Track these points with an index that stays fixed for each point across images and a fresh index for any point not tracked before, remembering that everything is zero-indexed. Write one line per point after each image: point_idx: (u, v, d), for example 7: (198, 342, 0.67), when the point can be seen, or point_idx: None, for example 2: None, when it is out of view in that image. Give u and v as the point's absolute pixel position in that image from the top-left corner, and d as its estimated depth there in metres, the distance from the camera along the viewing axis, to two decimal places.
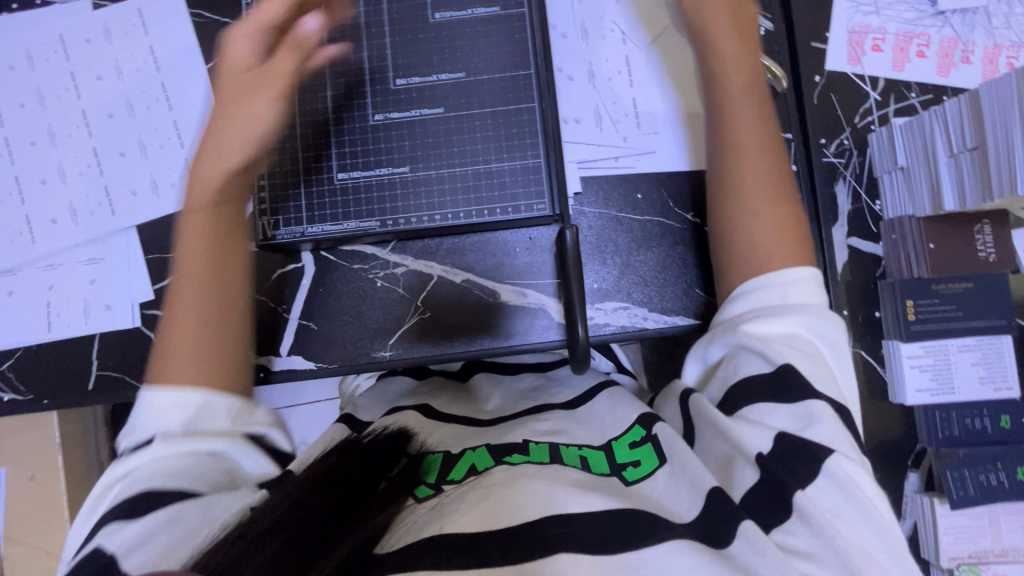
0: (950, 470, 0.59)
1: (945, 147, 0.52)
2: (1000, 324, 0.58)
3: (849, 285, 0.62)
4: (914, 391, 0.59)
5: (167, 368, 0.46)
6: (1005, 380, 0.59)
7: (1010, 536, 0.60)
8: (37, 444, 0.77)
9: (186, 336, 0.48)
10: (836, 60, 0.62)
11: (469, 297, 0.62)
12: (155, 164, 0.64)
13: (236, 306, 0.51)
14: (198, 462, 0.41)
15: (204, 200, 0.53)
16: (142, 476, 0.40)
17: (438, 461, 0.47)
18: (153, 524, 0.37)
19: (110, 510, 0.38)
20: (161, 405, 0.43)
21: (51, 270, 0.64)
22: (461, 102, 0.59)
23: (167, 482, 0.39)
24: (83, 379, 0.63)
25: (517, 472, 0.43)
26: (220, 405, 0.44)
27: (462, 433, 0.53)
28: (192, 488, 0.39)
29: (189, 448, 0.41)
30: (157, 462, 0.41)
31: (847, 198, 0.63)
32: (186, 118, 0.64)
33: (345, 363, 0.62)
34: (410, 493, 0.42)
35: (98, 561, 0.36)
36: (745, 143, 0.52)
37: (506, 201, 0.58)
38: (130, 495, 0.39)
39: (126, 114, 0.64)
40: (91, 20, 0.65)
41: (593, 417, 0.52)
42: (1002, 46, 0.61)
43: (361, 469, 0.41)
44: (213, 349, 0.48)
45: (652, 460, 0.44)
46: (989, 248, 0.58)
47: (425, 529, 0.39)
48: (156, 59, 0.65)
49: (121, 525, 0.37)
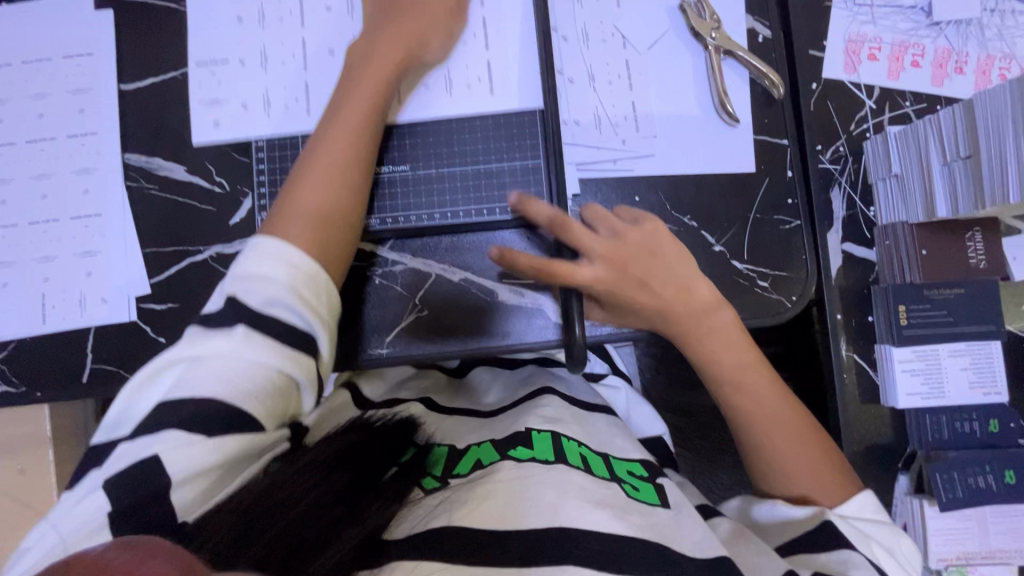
0: (940, 473, 0.59)
1: (939, 155, 0.52)
2: (990, 330, 0.59)
3: (843, 290, 0.63)
4: (905, 395, 0.59)
5: (279, 227, 0.50)
6: (994, 386, 0.60)
7: (998, 538, 0.61)
8: (29, 437, 0.77)
9: (303, 214, 0.51)
10: (832, 69, 0.63)
11: (467, 296, 0.63)
12: (278, 123, 0.62)
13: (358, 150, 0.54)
14: (259, 380, 0.44)
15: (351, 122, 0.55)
16: (207, 378, 0.43)
17: (444, 457, 0.52)
18: (212, 460, 0.41)
19: (176, 413, 0.42)
20: (262, 261, 0.47)
21: (45, 262, 0.63)
22: (462, 95, 0.61)
23: (236, 398, 0.43)
24: (78, 372, 0.62)
25: (525, 472, 0.46)
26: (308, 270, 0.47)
27: (466, 426, 0.58)
28: (254, 409, 0.43)
29: (262, 359, 0.44)
30: (225, 367, 0.43)
31: (842, 204, 0.64)
32: (318, 80, 0.63)
33: (339, 360, 0.62)
34: (417, 484, 0.47)
35: (154, 484, 0.40)
36: (772, 426, 0.53)
37: (505, 202, 0.61)
38: (199, 402, 0.42)
39: (258, 66, 0.63)
40: (93, 18, 0.65)
41: (595, 431, 0.55)
42: (995, 57, 0.62)
43: (369, 458, 0.46)
44: (325, 215, 0.52)
45: (652, 494, 0.49)
46: (980, 255, 0.58)
47: (430, 522, 0.43)
48: (304, 11, 0.63)
49: (182, 437, 0.41)
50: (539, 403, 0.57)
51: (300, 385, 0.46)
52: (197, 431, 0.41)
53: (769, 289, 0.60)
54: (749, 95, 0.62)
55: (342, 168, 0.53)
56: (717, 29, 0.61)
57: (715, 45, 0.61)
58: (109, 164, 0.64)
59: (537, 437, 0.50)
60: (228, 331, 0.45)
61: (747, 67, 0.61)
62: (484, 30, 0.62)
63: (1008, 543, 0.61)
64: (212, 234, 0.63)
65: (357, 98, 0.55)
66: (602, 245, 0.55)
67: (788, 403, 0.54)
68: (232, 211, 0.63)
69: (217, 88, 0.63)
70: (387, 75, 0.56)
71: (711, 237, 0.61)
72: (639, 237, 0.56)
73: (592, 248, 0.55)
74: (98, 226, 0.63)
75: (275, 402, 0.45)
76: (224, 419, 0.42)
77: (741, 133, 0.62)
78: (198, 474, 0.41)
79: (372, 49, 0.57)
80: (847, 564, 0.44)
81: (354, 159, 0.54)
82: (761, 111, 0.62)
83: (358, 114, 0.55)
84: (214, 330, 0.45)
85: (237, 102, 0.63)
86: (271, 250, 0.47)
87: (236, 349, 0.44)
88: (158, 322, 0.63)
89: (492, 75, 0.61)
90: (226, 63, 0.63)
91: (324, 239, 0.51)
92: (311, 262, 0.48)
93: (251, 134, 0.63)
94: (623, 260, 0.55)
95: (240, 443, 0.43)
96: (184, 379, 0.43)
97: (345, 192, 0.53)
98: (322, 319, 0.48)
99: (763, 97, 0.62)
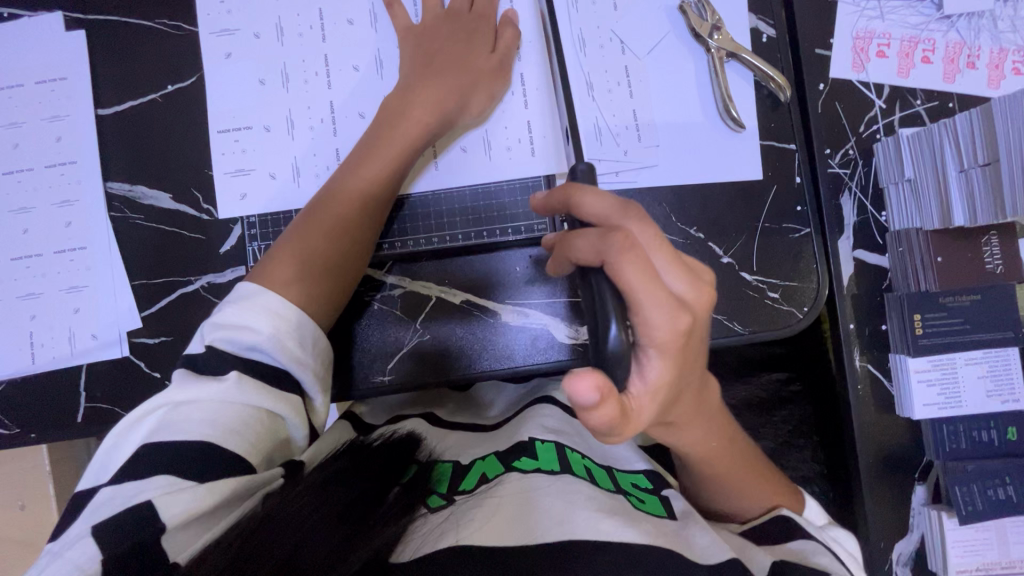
0: (959, 485, 0.59)
1: (955, 161, 0.51)
2: (1007, 337, 0.58)
3: (854, 298, 0.62)
4: (921, 405, 0.59)
5: (268, 274, 0.50)
6: (1012, 393, 0.59)
7: (1017, 547, 0.60)
8: (30, 472, 0.76)
9: (294, 259, 0.51)
10: (840, 67, 0.60)
11: (469, 317, 0.61)
12: (307, 192, 0.59)
13: (363, 207, 0.54)
14: (251, 421, 0.43)
15: (366, 174, 0.54)
16: (196, 420, 0.41)
17: (448, 472, 0.49)
18: (205, 504, 0.39)
19: (166, 457, 0.40)
20: (259, 307, 0.46)
21: (31, 300, 0.61)
22: (501, 157, 0.59)
23: (227, 439, 0.41)
24: (72, 412, 0.60)
25: (531, 482, 0.45)
26: (308, 333, 0.48)
27: (470, 441, 0.56)
28: (246, 451, 0.42)
29: (253, 400, 0.44)
30: (215, 410, 0.42)
31: (852, 210, 0.62)
32: (349, 146, 0.60)
33: (341, 390, 0.60)
34: (422, 503, 0.43)
35: (142, 532, 0.36)
36: (735, 479, 0.49)
37: (505, 222, 0.59)
38: (189, 444, 0.40)
39: (284, 132, 0.60)
40: (65, 41, 0.62)
41: (597, 445, 0.54)
42: (1009, 50, 0.60)
43: (369, 481, 0.44)
44: (316, 272, 0.51)
45: (658, 506, 0.48)
46: (997, 261, 0.57)
47: (439, 542, 0.39)
48: (330, 72, 0.60)
49: (176, 482, 0.39)
50: (541, 412, 0.56)
51: (291, 423, 0.46)
52: (189, 475, 0.39)
53: (780, 301, 0.59)
54: (754, 99, 0.59)
55: (345, 228, 0.53)
56: (720, 31, 0.59)
57: (717, 47, 0.58)
58: (91, 195, 0.61)
59: (542, 448, 0.50)
60: (218, 376, 0.44)
61: (751, 69, 0.59)
62: (523, 85, 0.60)
63: None
64: (203, 263, 0.61)
65: (375, 161, 0.54)
66: (668, 293, 0.34)
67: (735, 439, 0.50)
68: (222, 238, 0.61)
69: (241, 156, 0.60)
70: (414, 138, 0.55)
71: (718, 248, 0.59)
72: (701, 322, 0.38)
73: (655, 301, 0.34)
74: (85, 259, 0.61)
75: (265, 440, 0.44)
76: (215, 461, 0.40)
77: (747, 139, 0.59)
78: (192, 517, 0.38)
79: (406, 104, 0.55)
80: (811, 553, 0.45)
81: (358, 217, 0.54)
82: (767, 116, 0.59)
83: (370, 177, 0.54)
84: (202, 374, 0.44)
85: (264, 170, 0.60)
86: (261, 299, 0.47)
87: (225, 391, 0.43)
88: (152, 357, 0.61)
89: (532, 136, 0.59)
90: (250, 129, 0.60)
91: (311, 298, 0.50)
92: (304, 318, 0.48)
93: (280, 205, 0.60)
94: (685, 353, 0.36)
95: (233, 484, 0.40)
96: (170, 422, 0.41)
97: (336, 250, 0.53)
98: (310, 365, 0.48)
99: (769, 100, 0.60)
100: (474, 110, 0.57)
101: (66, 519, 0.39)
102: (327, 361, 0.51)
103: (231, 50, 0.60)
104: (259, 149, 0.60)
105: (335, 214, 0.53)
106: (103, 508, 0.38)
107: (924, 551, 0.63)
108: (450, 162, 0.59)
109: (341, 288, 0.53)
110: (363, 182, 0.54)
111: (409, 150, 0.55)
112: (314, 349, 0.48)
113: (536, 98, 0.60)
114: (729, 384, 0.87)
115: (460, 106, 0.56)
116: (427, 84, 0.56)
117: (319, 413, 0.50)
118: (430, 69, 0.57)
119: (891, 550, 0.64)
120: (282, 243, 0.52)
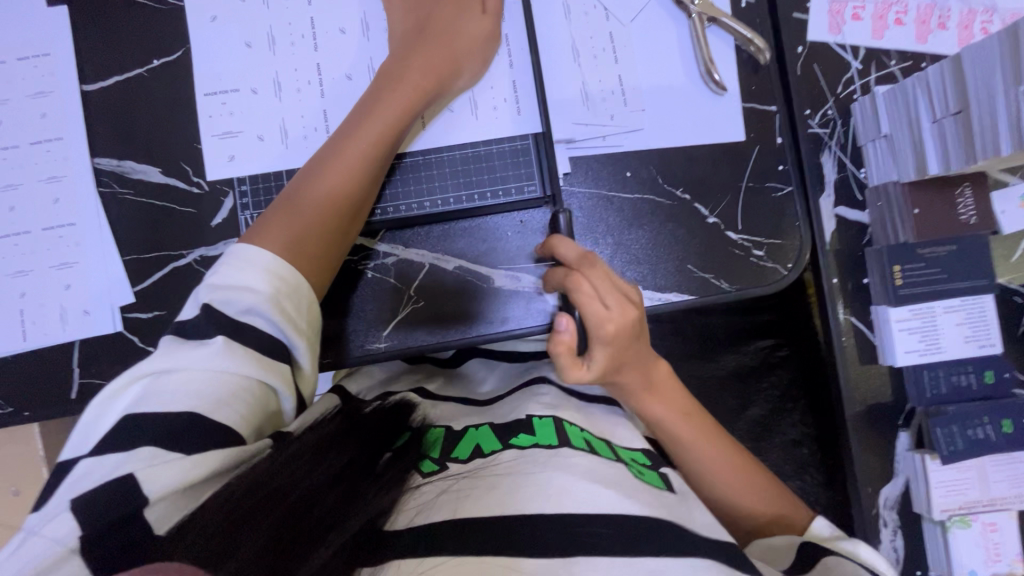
0: (940, 427, 0.62)
1: (928, 112, 0.52)
2: (982, 284, 0.61)
3: (837, 253, 0.65)
4: (903, 352, 0.61)
5: (261, 232, 0.50)
6: (988, 338, 0.61)
7: (997, 485, 0.62)
8: (24, 457, 0.75)
9: (289, 219, 0.51)
10: (817, 31, 0.62)
11: (462, 284, 0.62)
12: (298, 155, 0.60)
13: (360, 171, 0.54)
14: (240, 390, 0.42)
15: (363, 137, 0.54)
16: (181, 391, 0.40)
17: (440, 440, 0.49)
18: (191, 478, 0.38)
19: (152, 429, 0.39)
20: (255, 271, 0.46)
21: (21, 277, 0.60)
22: (488, 116, 0.60)
23: (214, 410, 0.40)
24: (66, 388, 0.60)
25: (527, 458, 0.44)
26: (303, 297, 0.48)
27: (463, 411, 0.56)
28: (236, 422, 0.41)
29: (243, 369, 0.43)
30: (199, 380, 0.41)
31: (833, 168, 0.64)
32: (337, 108, 0.60)
33: (337, 357, 0.60)
34: (415, 470, 0.43)
35: (131, 501, 0.36)
36: (733, 482, 0.52)
37: (496, 184, 0.60)
38: (173, 415, 0.39)
39: (271, 95, 0.60)
40: (47, 19, 0.61)
41: (596, 419, 0.54)
42: (978, 11, 0.62)
43: (362, 445, 0.43)
44: (310, 232, 0.51)
45: (658, 479, 0.47)
46: (970, 211, 0.59)
47: (433, 514, 0.39)
48: (316, 34, 0.60)
49: (160, 454, 0.38)
50: (537, 391, 0.55)
51: (281, 392, 0.45)
52: (175, 447, 0.39)
53: (765, 258, 0.60)
54: (735, 62, 0.61)
55: (342, 191, 0.53)
56: None
57: (698, 12, 0.59)
58: (79, 172, 0.61)
59: (539, 423, 0.49)
60: (205, 341, 0.43)
61: (732, 34, 0.60)
62: (508, 46, 0.61)
63: (1007, 490, 0.62)
64: (194, 236, 0.61)
65: (371, 125, 0.54)
66: (601, 309, 0.45)
67: (723, 444, 0.54)
68: (213, 211, 0.61)
69: (229, 119, 0.60)
70: (412, 100, 0.56)
71: (704, 208, 0.61)
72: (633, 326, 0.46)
73: (593, 316, 0.46)
74: (73, 235, 0.61)
75: (254, 411, 0.43)
76: (202, 432, 0.39)
77: (729, 102, 0.61)
78: (177, 489, 0.37)
79: (404, 69, 0.56)
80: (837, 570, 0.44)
81: (355, 177, 0.54)
82: (747, 78, 0.61)
83: (367, 141, 0.54)
84: (190, 340, 0.43)
85: (251, 133, 0.60)
86: (259, 260, 0.47)
87: (213, 360, 0.42)
88: (145, 331, 0.61)
89: (518, 95, 0.60)
90: (237, 92, 0.60)
91: (306, 257, 0.50)
92: (299, 279, 0.48)
93: (271, 166, 0.60)
94: (622, 345, 0.47)
95: (222, 456, 0.40)
96: (154, 392, 0.41)
97: (334, 213, 0.53)
98: (303, 331, 0.48)
99: (748, 63, 0.61)
100: (468, 74, 0.58)
101: (60, 487, 0.39)
102: (316, 326, 0.50)
103: (216, 13, 0.60)
104: (248, 118, 0.60)
105: (328, 177, 0.53)
106: (95, 478, 0.37)
107: (909, 494, 0.66)
108: (442, 124, 0.60)
109: (334, 253, 0.54)
110: (359, 146, 0.54)
111: (404, 115, 0.56)
112: (303, 319, 0.48)
113: (524, 62, 0.61)
114: (720, 353, 0.89)
115: (454, 71, 0.57)
116: (423, 48, 0.57)
117: (308, 380, 0.49)
118: (418, 34, 0.58)
119: (879, 495, 0.66)
120: (276, 204, 0.52)
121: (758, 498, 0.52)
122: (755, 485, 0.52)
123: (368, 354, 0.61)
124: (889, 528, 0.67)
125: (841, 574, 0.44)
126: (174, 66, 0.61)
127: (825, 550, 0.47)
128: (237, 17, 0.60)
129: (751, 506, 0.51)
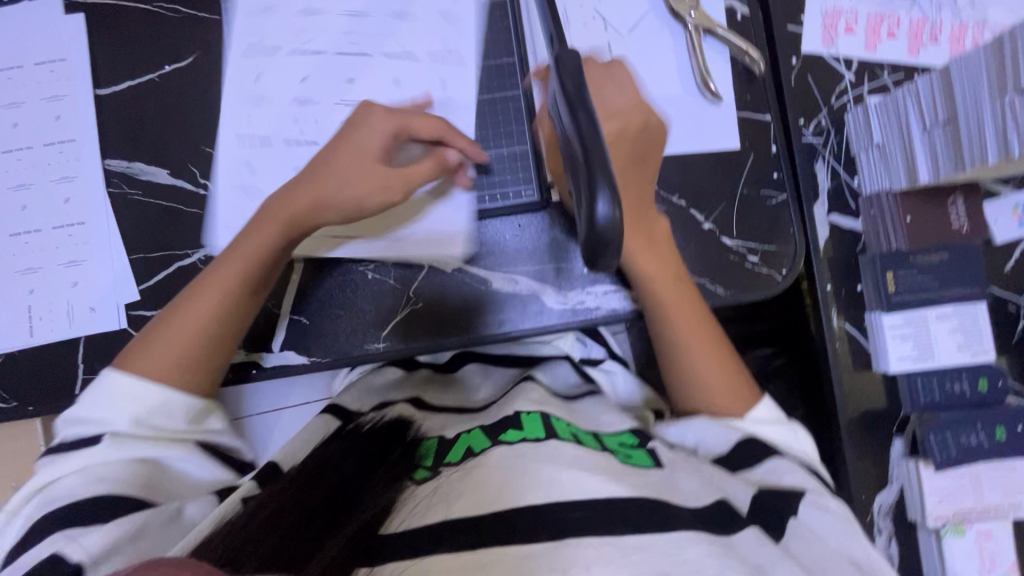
0: (933, 434, 0.62)
1: (918, 121, 0.53)
2: (976, 292, 0.61)
3: (831, 260, 0.65)
4: (896, 359, 0.62)
5: (135, 356, 0.52)
6: (981, 345, 0.62)
7: (992, 493, 0.63)
8: (27, 452, 0.76)
9: (166, 338, 0.53)
10: (811, 43, 0.64)
11: (462, 286, 0.62)
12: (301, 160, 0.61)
13: (239, 284, 0.54)
14: (129, 472, 0.47)
15: (231, 260, 0.55)
16: (86, 481, 0.46)
17: (434, 446, 0.49)
18: (115, 538, 0.42)
19: (68, 512, 0.43)
20: (117, 396, 0.50)
21: (31, 274, 0.62)
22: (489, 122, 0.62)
23: (122, 488, 0.46)
24: (70, 383, 0.61)
25: (517, 451, 0.44)
26: (177, 407, 0.51)
27: (454, 420, 0.56)
28: (137, 493, 0.46)
29: (129, 454, 0.48)
30: (96, 468, 0.47)
31: (827, 176, 0.65)
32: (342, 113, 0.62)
33: (335, 356, 0.61)
34: (408, 476, 0.44)
35: (53, 570, 0.39)
36: (698, 351, 0.55)
37: (493, 188, 0.62)
38: (93, 499, 0.45)
39: (278, 101, 0.62)
40: (64, 26, 0.64)
41: (581, 414, 0.56)
42: (969, 25, 0.63)
43: (351, 465, 0.44)
44: (193, 349, 0.53)
45: (645, 457, 0.47)
46: (963, 219, 0.61)
47: (428, 515, 0.39)
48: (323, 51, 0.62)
49: (78, 531, 0.42)
50: (526, 390, 0.57)
51: (172, 464, 0.50)
52: (96, 522, 0.43)
53: (759, 264, 0.61)
54: (731, 73, 0.62)
55: (214, 312, 0.54)
56: (696, 9, 0.62)
57: (694, 24, 0.61)
58: (90, 172, 0.63)
59: (527, 420, 0.49)
60: (92, 442, 0.48)
61: (726, 45, 0.62)
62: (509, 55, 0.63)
63: (1001, 498, 0.63)
64: (199, 237, 0.62)
65: (241, 250, 0.55)
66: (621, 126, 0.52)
67: (701, 319, 0.56)
68: (218, 212, 0.62)
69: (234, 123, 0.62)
70: (285, 222, 0.56)
71: (699, 214, 0.61)
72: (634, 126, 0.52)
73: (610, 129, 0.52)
74: (83, 234, 0.62)
75: (142, 481, 0.48)
76: (126, 508, 0.45)
77: (725, 111, 0.62)
78: (104, 548, 0.41)
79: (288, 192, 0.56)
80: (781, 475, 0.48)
81: (230, 292, 0.54)
82: (742, 88, 0.62)
83: (233, 265, 0.55)
84: (66, 451, 0.48)
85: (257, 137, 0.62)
86: (121, 386, 0.50)
87: (99, 453, 0.48)
88: None
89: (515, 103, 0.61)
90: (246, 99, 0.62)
91: (195, 370, 0.53)
92: (162, 394, 0.50)
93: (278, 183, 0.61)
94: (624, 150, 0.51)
95: (143, 520, 0.44)
96: (75, 486, 0.46)
97: (230, 330, 0.55)
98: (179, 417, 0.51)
99: (744, 74, 0.63)
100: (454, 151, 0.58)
101: None
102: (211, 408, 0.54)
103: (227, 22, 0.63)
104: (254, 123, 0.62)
105: (187, 300, 0.54)
106: None
107: (904, 501, 0.66)
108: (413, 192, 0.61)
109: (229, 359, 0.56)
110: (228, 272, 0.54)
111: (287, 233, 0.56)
112: (198, 416, 0.53)
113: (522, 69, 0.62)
114: None
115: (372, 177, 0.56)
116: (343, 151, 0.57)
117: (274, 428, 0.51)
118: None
119: (873, 502, 0.66)
120: (152, 322, 0.55)
121: (716, 368, 0.55)
122: (716, 358, 0.56)
123: (366, 356, 0.61)
124: (884, 535, 0.67)
125: (784, 485, 0.47)
126: (186, 71, 0.63)
127: (776, 456, 0.49)
128: (247, 27, 0.63)
129: (699, 372, 0.56)
